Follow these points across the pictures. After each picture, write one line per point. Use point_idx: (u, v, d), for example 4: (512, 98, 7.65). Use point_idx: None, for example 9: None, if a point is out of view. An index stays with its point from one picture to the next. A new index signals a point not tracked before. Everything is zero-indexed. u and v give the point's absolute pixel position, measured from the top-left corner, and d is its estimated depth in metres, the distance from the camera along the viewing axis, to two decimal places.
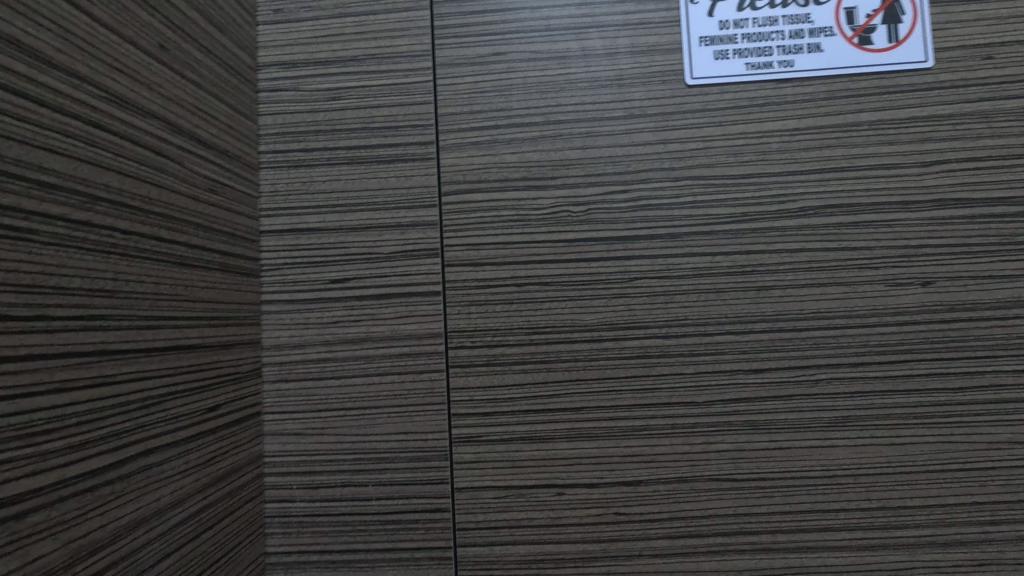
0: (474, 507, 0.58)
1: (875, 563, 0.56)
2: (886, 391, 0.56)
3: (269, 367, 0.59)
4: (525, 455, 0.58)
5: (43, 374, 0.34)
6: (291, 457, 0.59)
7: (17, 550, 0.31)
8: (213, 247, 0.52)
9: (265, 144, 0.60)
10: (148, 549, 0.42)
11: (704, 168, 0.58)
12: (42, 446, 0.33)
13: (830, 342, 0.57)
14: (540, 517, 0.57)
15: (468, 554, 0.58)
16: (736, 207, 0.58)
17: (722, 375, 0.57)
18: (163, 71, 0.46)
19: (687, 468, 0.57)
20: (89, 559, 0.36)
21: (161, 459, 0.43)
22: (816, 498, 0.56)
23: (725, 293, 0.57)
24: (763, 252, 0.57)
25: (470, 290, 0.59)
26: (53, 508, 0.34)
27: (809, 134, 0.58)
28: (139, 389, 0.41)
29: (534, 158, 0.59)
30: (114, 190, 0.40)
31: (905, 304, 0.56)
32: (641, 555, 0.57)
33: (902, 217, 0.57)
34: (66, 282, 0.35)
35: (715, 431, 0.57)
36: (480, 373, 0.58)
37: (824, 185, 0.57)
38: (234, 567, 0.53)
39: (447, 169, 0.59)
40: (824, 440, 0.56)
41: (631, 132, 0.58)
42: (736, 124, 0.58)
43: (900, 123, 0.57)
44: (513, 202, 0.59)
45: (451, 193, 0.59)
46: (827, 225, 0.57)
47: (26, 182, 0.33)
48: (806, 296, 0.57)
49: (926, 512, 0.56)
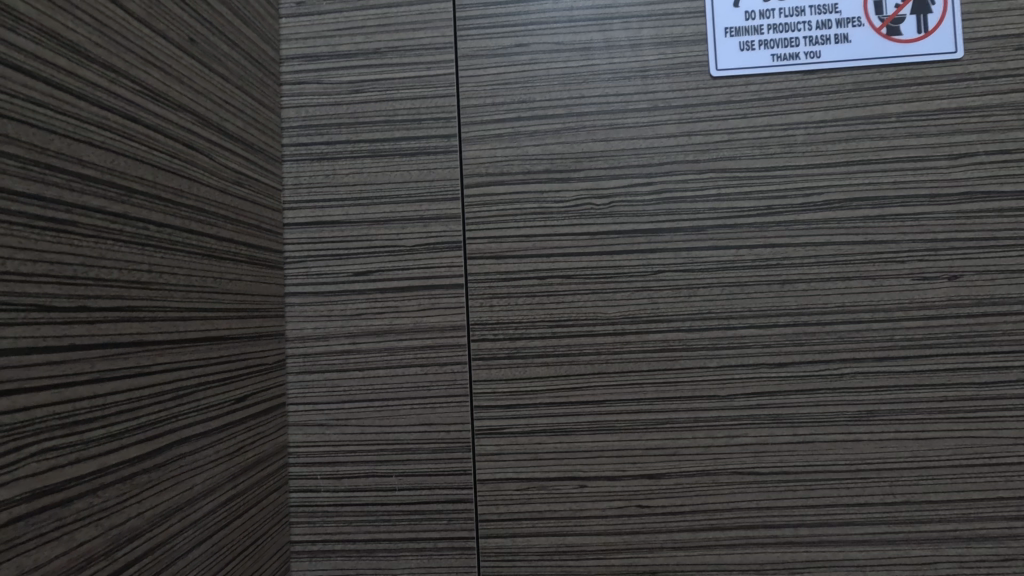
0: (496, 499, 0.58)
1: (898, 557, 0.56)
2: (911, 386, 0.56)
3: (294, 359, 0.60)
4: (547, 447, 0.58)
5: (85, 364, 0.34)
6: (315, 448, 0.59)
7: (63, 535, 0.32)
8: (240, 239, 0.52)
9: (288, 137, 0.61)
10: (183, 536, 0.43)
11: (729, 160, 0.57)
12: (85, 434, 0.34)
13: (855, 336, 0.56)
14: (562, 509, 0.58)
15: (491, 545, 0.58)
16: (761, 200, 0.57)
17: (745, 369, 0.57)
18: (192, 64, 0.46)
19: (710, 461, 0.57)
20: (129, 545, 0.37)
21: (194, 448, 0.44)
22: (839, 492, 0.56)
23: (748, 287, 0.57)
24: (788, 246, 0.57)
25: (492, 283, 0.59)
26: (95, 495, 0.34)
27: (836, 126, 0.57)
28: (173, 380, 0.42)
29: (557, 150, 0.59)
30: (149, 182, 0.40)
31: (931, 298, 0.56)
32: (663, 547, 0.57)
33: (929, 211, 0.56)
34: (105, 274, 0.36)
35: (738, 424, 0.57)
36: (502, 365, 0.58)
37: (851, 177, 0.57)
38: (262, 555, 0.54)
39: (469, 162, 0.59)
40: (848, 434, 0.56)
41: (654, 124, 0.58)
42: (762, 116, 0.57)
43: (929, 115, 0.56)
44: (535, 194, 0.59)
45: (473, 185, 0.59)
46: (853, 218, 0.57)
47: (68, 175, 0.34)
48: (831, 290, 0.56)
49: (950, 507, 0.55)
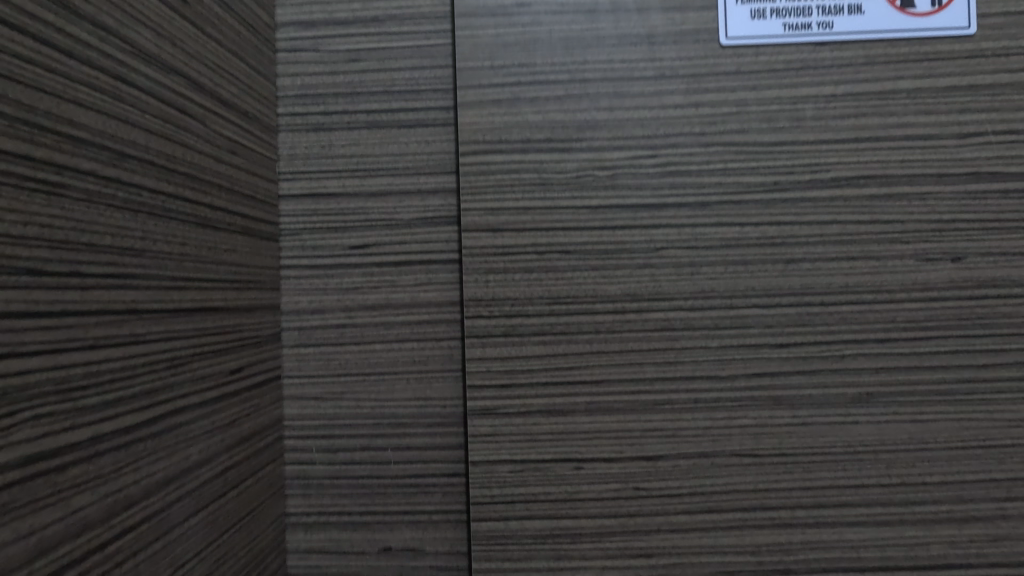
0: (489, 481, 0.57)
1: (892, 538, 0.56)
2: (910, 367, 0.56)
3: (289, 332, 0.59)
4: (543, 429, 0.56)
5: (78, 331, 0.34)
6: (311, 421, 0.59)
7: (58, 501, 0.32)
8: (235, 209, 0.52)
9: (284, 107, 0.59)
10: (179, 504, 0.43)
11: (736, 133, 0.56)
12: (79, 401, 0.34)
13: (857, 317, 0.56)
14: (557, 491, 0.57)
15: (482, 528, 0.57)
16: (768, 175, 0.56)
17: (747, 349, 0.56)
18: (185, 27, 0.45)
19: (709, 443, 0.56)
20: (126, 512, 0.37)
21: (189, 418, 0.44)
22: (836, 474, 0.56)
23: (753, 266, 0.56)
24: (794, 224, 0.56)
25: (488, 257, 0.56)
26: (91, 463, 0.34)
27: (845, 101, 0.56)
28: (167, 349, 0.42)
29: (558, 117, 0.57)
30: (142, 148, 0.39)
31: (933, 279, 0.55)
32: (659, 531, 0.57)
33: (936, 190, 0.55)
34: (97, 240, 0.35)
35: (739, 405, 0.56)
36: (497, 344, 0.56)
37: (859, 154, 0.56)
38: (258, 526, 0.54)
39: (464, 129, 0.57)
40: (847, 416, 0.56)
41: (661, 93, 0.57)
42: (771, 88, 0.56)
43: (941, 92, 0.55)
44: (534, 163, 0.57)
45: (468, 152, 0.57)
46: (860, 195, 0.56)
47: (57, 137, 0.33)
48: (835, 270, 0.56)
49: (944, 489, 0.56)
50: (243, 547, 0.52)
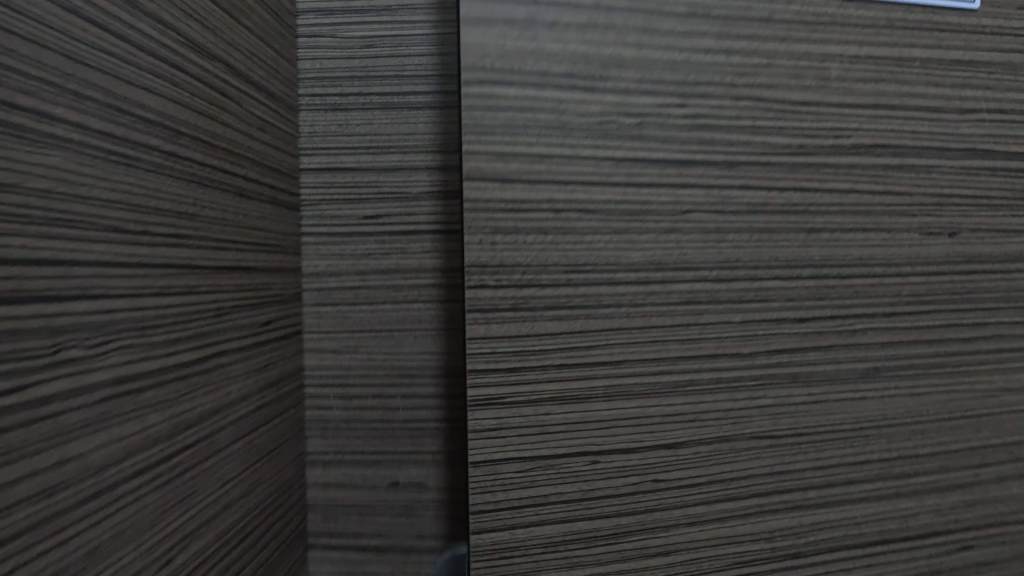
0: (495, 484, 0.49)
1: (903, 518, 0.54)
2: (918, 342, 0.53)
3: (309, 292, 0.66)
4: (558, 418, 0.48)
5: (151, 280, 0.41)
6: (329, 371, 0.67)
7: (139, 416, 0.40)
8: (263, 181, 0.58)
9: (304, 87, 0.65)
10: (224, 432, 0.50)
11: (760, 88, 0.50)
12: (152, 337, 0.41)
13: (869, 291, 0.52)
14: (571, 491, 0.49)
15: (485, 540, 0.49)
16: (795, 136, 0.50)
17: (769, 324, 0.51)
18: (223, 18, 0.50)
19: (732, 425, 0.51)
20: (185, 432, 0.44)
21: (230, 361, 0.51)
22: (848, 453, 0.53)
23: (776, 234, 0.50)
24: (816, 190, 0.51)
25: (496, 215, 0.47)
26: (161, 388, 0.42)
27: (865, 63, 0.51)
28: (213, 301, 0.49)
29: (580, 50, 0.47)
30: (192, 126, 0.46)
31: (933, 254, 0.53)
32: (677, 525, 0.50)
33: (938, 165, 0.53)
34: (161, 205, 0.42)
35: (758, 383, 0.51)
36: (505, 319, 0.48)
37: (877, 120, 0.52)
38: (284, 460, 0.62)
39: (469, 51, 0.46)
40: (857, 393, 0.52)
41: (689, 34, 0.49)
42: (800, 40, 0.50)
43: (945, 64, 0.53)
44: (553, 104, 0.47)
45: (476, 82, 0.46)
46: (874, 164, 0.52)
47: (132, 117, 0.39)
48: (852, 241, 0.52)
49: (947, 467, 0.54)
50: (272, 477, 0.60)
